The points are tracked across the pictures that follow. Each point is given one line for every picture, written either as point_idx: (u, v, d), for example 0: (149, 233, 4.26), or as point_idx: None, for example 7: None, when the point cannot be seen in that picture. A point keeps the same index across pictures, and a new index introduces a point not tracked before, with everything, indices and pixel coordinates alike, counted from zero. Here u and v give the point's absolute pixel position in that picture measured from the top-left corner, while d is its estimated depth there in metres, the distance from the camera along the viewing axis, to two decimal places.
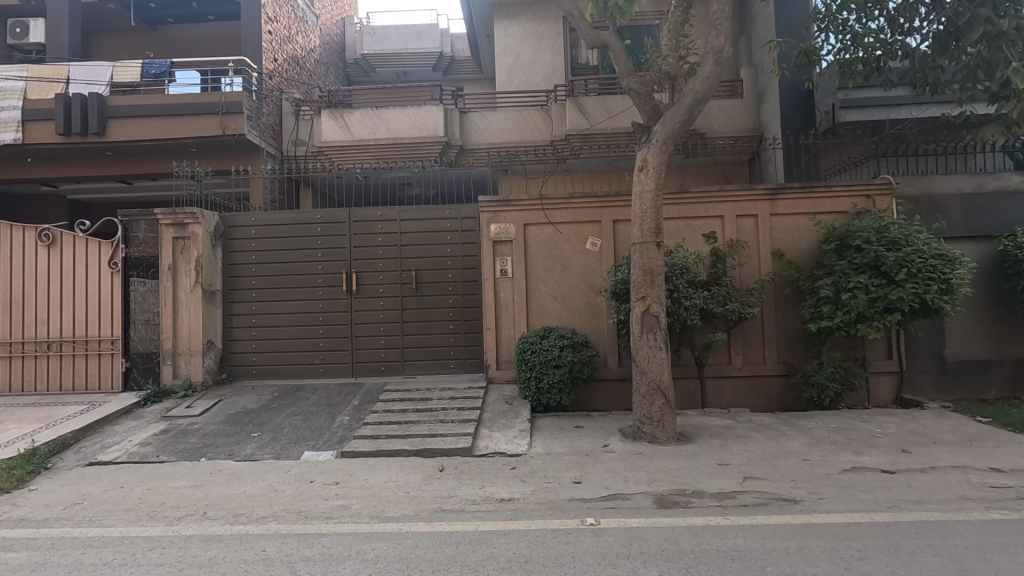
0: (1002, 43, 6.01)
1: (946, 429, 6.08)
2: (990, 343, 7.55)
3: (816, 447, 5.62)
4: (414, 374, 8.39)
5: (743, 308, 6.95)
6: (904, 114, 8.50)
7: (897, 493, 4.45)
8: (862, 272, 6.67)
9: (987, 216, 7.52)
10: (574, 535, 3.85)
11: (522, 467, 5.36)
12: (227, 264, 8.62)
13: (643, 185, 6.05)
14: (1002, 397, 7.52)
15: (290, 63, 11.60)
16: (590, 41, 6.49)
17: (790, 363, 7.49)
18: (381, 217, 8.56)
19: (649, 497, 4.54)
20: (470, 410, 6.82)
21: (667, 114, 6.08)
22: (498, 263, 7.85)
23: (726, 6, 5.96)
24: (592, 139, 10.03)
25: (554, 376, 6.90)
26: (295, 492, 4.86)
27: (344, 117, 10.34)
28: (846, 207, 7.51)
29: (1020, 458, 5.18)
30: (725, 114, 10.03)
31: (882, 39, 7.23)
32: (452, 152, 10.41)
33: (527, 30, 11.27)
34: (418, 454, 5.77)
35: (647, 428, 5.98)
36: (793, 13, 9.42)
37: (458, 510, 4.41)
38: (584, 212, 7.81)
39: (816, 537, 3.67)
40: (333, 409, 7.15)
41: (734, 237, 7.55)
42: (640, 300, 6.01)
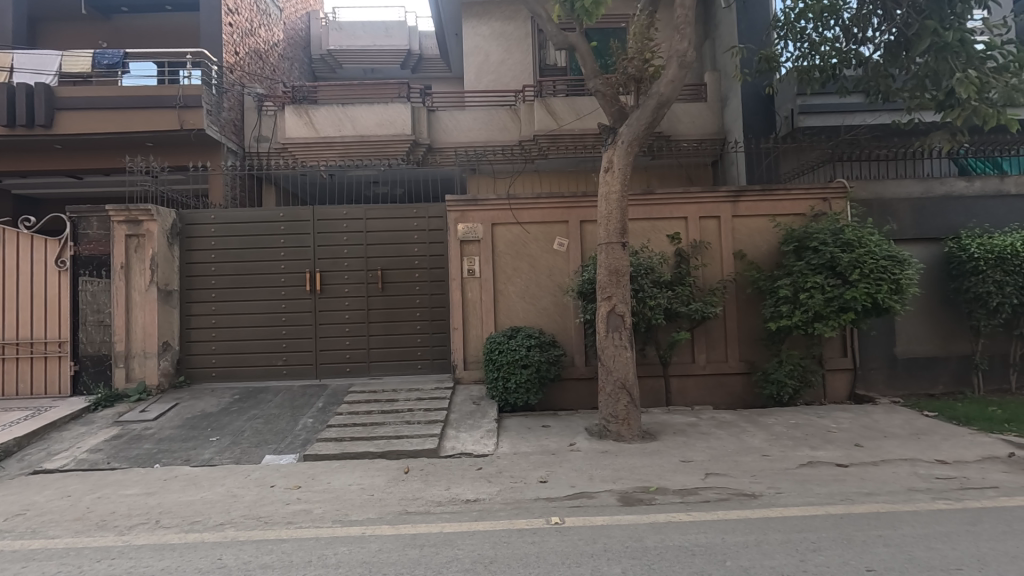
0: (948, 54, 6.27)
1: (897, 424, 6.34)
2: (938, 341, 7.90)
3: (775, 443, 5.78)
4: (381, 375, 8.28)
5: (706, 307, 7.08)
6: (858, 120, 8.84)
7: (850, 486, 4.62)
8: (819, 272, 6.89)
9: (935, 219, 7.87)
10: (539, 534, 3.85)
11: (489, 467, 5.34)
12: (185, 264, 8.33)
13: (609, 186, 6.12)
14: (949, 392, 7.86)
15: (252, 56, 11.28)
16: (557, 43, 6.51)
17: (752, 361, 7.68)
18: (346, 215, 8.42)
19: (614, 495, 4.58)
20: (437, 411, 6.77)
21: (632, 117, 6.15)
22: (465, 263, 7.81)
23: (689, 10, 6.06)
24: (560, 140, 10.08)
25: (522, 376, 6.91)
26: (255, 497, 4.73)
27: (309, 113, 10.12)
28: (803, 209, 7.75)
29: (964, 450, 5.43)
30: (689, 117, 10.22)
31: (837, 48, 7.51)
32: (420, 151, 10.33)
33: (496, 29, 11.26)
34: (383, 456, 5.69)
35: (612, 426, 6.05)
36: (755, 20, 9.68)
37: (423, 512, 4.36)
38: (551, 212, 7.85)
39: (774, 530, 3.77)
40: (296, 412, 6.99)
41: (698, 238, 7.70)
42: (605, 300, 6.07)
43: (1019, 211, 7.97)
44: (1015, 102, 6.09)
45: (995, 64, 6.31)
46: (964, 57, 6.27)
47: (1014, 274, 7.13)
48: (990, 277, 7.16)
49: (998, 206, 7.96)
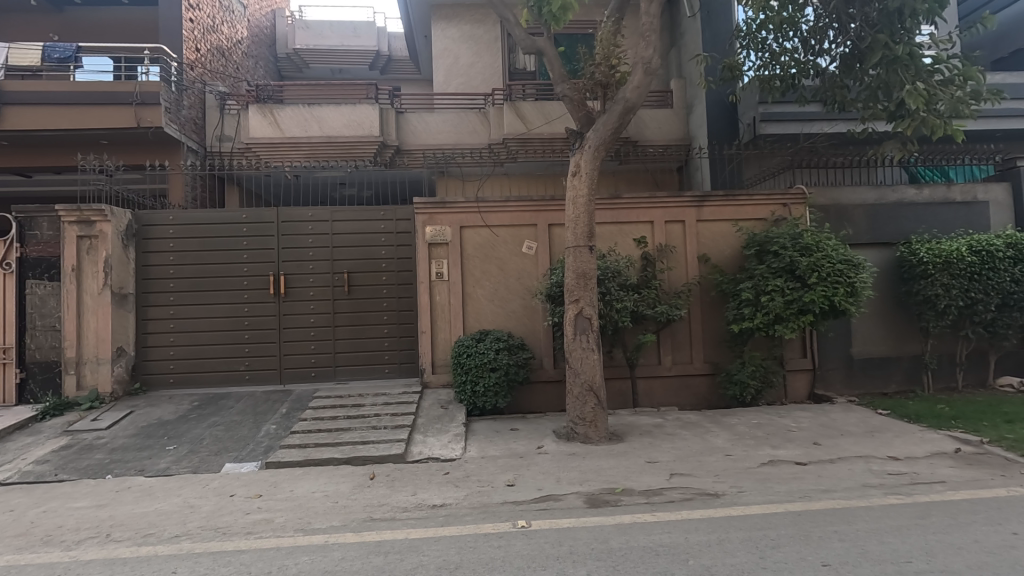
0: (898, 66, 6.55)
1: (853, 422, 6.56)
2: (891, 341, 8.21)
3: (738, 442, 5.90)
4: (347, 380, 8.14)
5: (671, 310, 7.19)
6: (816, 128, 9.16)
7: (809, 484, 4.75)
8: (779, 276, 7.09)
9: (888, 225, 8.19)
10: (505, 538, 3.84)
11: (456, 472, 5.30)
12: (141, 266, 8.04)
13: (577, 190, 6.17)
14: (902, 391, 8.17)
15: (214, 53, 10.97)
16: (525, 47, 6.52)
17: (716, 362, 7.84)
18: (311, 217, 8.26)
19: (580, 497, 4.61)
20: (405, 416, 6.70)
21: (599, 122, 6.22)
22: (433, 266, 7.76)
23: (654, 18, 6.15)
24: (529, 143, 10.16)
25: (490, 379, 6.89)
26: (213, 507, 4.58)
27: (274, 113, 9.92)
28: (765, 214, 7.97)
29: (914, 446, 5.66)
30: (656, 123, 10.40)
31: (796, 59, 7.78)
32: (389, 153, 10.22)
33: (465, 32, 11.25)
34: (348, 463, 5.59)
35: (580, 428, 6.08)
36: (718, 29, 9.93)
37: (388, 518, 4.30)
38: (519, 216, 7.87)
39: (735, 529, 3.85)
40: (259, 419, 6.81)
41: (664, 242, 7.83)
42: (573, 303, 6.12)
43: (964, 218, 8.36)
44: (960, 114, 6.37)
45: (941, 77, 6.60)
46: (913, 70, 6.54)
47: (960, 277, 7.47)
48: (939, 280, 7.49)
49: (946, 213, 8.33)
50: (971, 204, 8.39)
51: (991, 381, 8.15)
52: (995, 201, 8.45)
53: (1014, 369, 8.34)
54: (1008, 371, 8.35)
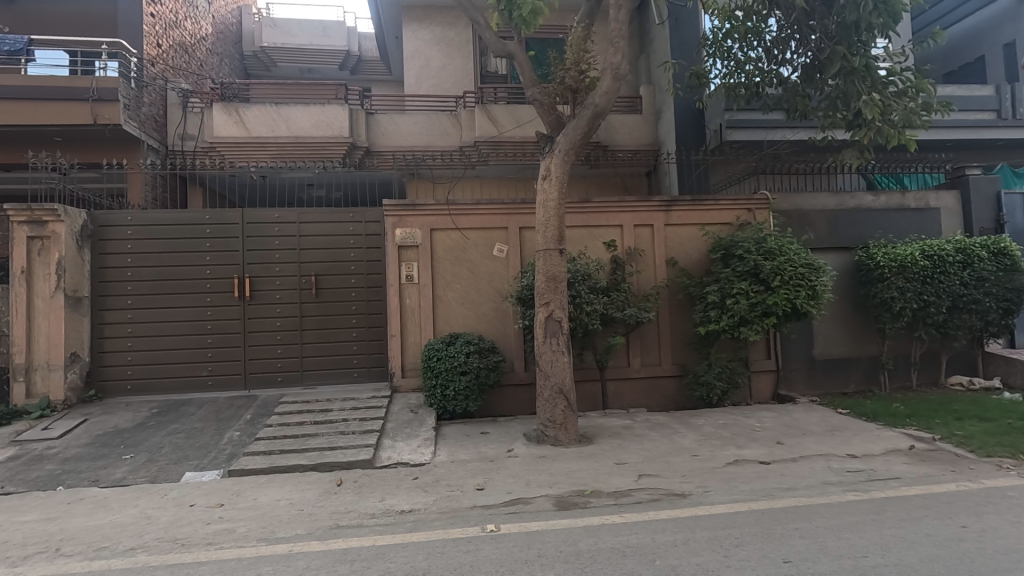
0: (855, 78, 6.77)
1: (814, 421, 6.75)
2: (850, 342, 8.49)
3: (704, 443, 6.01)
4: (315, 384, 7.99)
5: (640, 312, 7.28)
6: (779, 136, 9.45)
7: (772, 482, 4.87)
8: (744, 279, 7.25)
9: (848, 229, 8.46)
10: (474, 543, 3.82)
11: (426, 476, 5.25)
12: (97, 268, 7.73)
13: (547, 194, 6.20)
14: (860, 391, 8.45)
15: (177, 50, 10.66)
16: (495, 50, 6.51)
17: (684, 364, 7.97)
18: (278, 218, 8.09)
19: (550, 500, 4.62)
20: (373, 420, 6.61)
21: (569, 126, 6.27)
22: (403, 269, 7.68)
23: (622, 25, 6.22)
24: (500, 146, 10.18)
25: (460, 383, 6.87)
26: (172, 518, 4.43)
27: (239, 111, 9.70)
28: (730, 219, 8.15)
29: (872, 444, 5.85)
30: (626, 128, 10.54)
31: (760, 68, 8.03)
32: (358, 154, 10.10)
33: (436, 34, 11.22)
34: (315, 469, 5.48)
35: (550, 431, 6.10)
36: (686, 37, 10.15)
37: (355, 525, 4.23)
38: (490, 219, 7.86)
39: (701, 528, 3.91)
40: (222, 425, 6.63)
41: (633, 245, 7.94)
42: (544, 306, 6.14)
43: (918, 224, 8.71)
44: (912, 125, 6.66)
45: (896, 88, 6.85)
46: (870, 82, 6.78)
47: (914, 280, 7.77)
48: (894, 283, 7.79)
49: (901, 219, 8.66)
50: (924, 210, 8.75)
51: (943, 380, 8.49)
52: (946, 208, 8.84)
53: (964, 368, 8.71)
54: (959, 370, 8.72)
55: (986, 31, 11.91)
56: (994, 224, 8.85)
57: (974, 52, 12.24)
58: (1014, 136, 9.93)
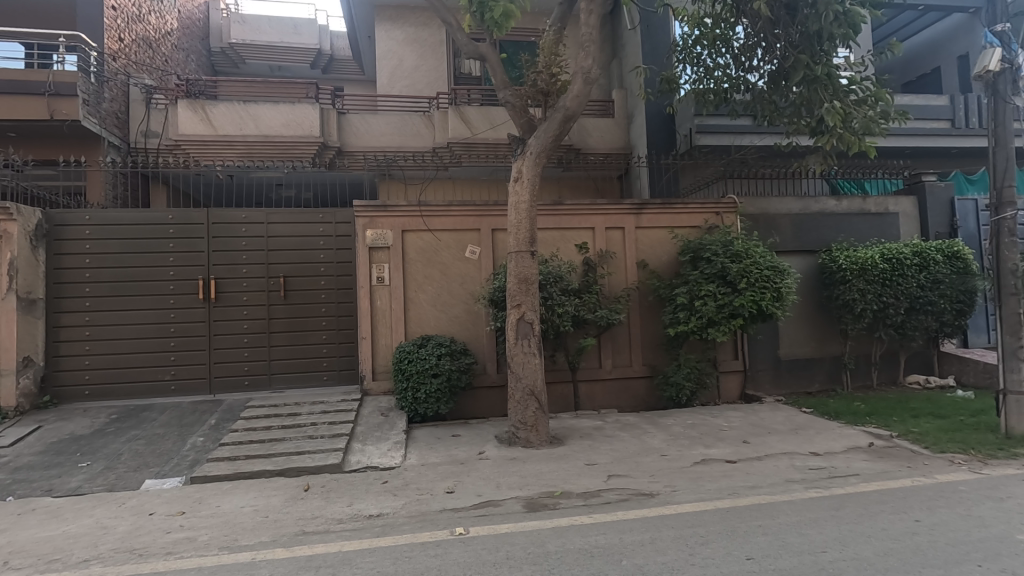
0: (818, 86, 6.93)
1: (779, 420, 6.91)
2: (814, 343, 8.72)
3: (673, 443, 6.09)
4: (283, 388, 7.85)
5: (611, 314, 7.35)
6: (746, 141, 9.67)
7: (737, 481, 4.96)
8: (712, 281, 7.38)
9: (812, 233, 8.69)
10: (442, 546, 3.79)
11: (395, 480, 5.20)
12: (53, 269, 7.44)
13: (519, 196, 6.22)
14: (824, 390, 8.68)
15: (140, 44, 10.35)
16: (467, 52, 6.50)
17: (654, 365, 8.08)
18: (245, 219, 7.93)
19: (519, 502, 4.62)
20: (343, 424, 6.51)
21: (540, 129, 6.29)
22: (374, 271, 7.59)
23: (593, 29, 6.27)
24: (474, 148, 10.17)
25: (431, 386, 6.83)
26: (129, 527, 4.28)
27: (206, 109, 9.49)
28: (699, 222, 8.30)
29: (833, 442, 6.02)
30: (598, 131, 10.65)
31: (728, 74, 8.26)
32: (329, 154, 9.96)
33: (410, 34, 11.16)
34: (282, 474, 5.37)
35: (521, 433, 6.11)
36: (657, 43, 10.34)
37: (321, 531, 4.16)
38: (462, 221, 7.84)
39: (668, 527, 3.96)
40: (185, 431, 6.45)
41: (604, 247, 8.01)
42: (515, 308, 6.14)
43: (878, 228, 9.00)
44: (871, 131, 6.91)
45: (856, 96, 7.05)
46: (831, 90, 6.94)
47: (873, 283, 8.04)
48: (855, 285, 8.04)
49: (862, 223, 8.94)
50: (883, 215, 9.04)
51: (902, 379, 8.78)
52: (904, 213, 9.15)
53: (921, 367, 9.02)
54: (916, 370, 9.02)
55: (942, 42, 12.40)
56: (948, 229, 9.23)
57: (930, 62, 12.72)
58: (967, 144, 10.35)
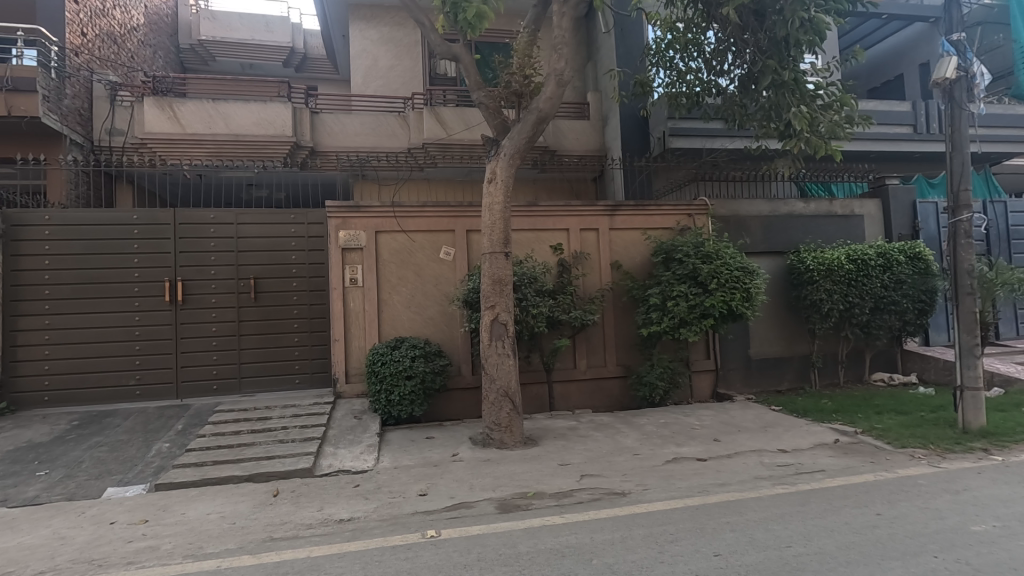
0: (786, 91, 7.09)
1: (750, 418, 7.04)
2: (784, 343, 8.90)
3: (646, 442, 6.16)
4: (253, 392, 7.72)
5: (585, 315, 7.40)
6: (717, 144, 9.83)
7: (707, 478, 5.04)
8: (683, 282, 7.49)
9: (781, 235, 8.88)
10: (413, 549, 3.77)
11: (367, 484, 5.14)
12: (10, 272, 7.16)
13: (493, 197, 6.22)
14: (793, 388, 8.87)
15: (104, 39, 10.02)
16: (440, 52, 6.48)
17: (628, 365, 8.16)
18: (214, 219, 7.76)
19: (492, 503, 4.61)
20: (314, 428, 6.42)
21: (514, 130, 6.30)
22: (347, 272, 7.50)
23: (565, 32, 6.28)
24: (449, 149, 10.13)
25: (405, 388, 6.78)
26: (89, 537, 4.15)
27: (173, 106, 9.28)
28: (671, 224, 8.41)
29: (800, 439, 6.16)
30: (574, 133, 10.70)
31: (700, 78, 8.40)
32: (302, 154, 9.82)
33: (384, 34, 11.08)
34: (250, 480, 5.26)
35: (495, 434, 6.10)
36: (631, 46, 10.46)
37: (290, 537, 4.09)
38: (436, 221, 7.81)
39: (638, 526, 4.00)
40: (150, 437, 6.28)
41: (578, 249, 8.06)
42: (489, 309, 6.14)
43: (844, 230, 9.24)
44: (837, 136, 7.08)
45: (822, 101, 7.22)
46: (798, 95, 7.11)
47: (840, 283, 8.26)
48: (822, 286, 8.24)
49: (829, 225, 9.16)
50: (849, 217, 9.28)
51: (867, 377, 9.03)
52: (869, 215, 9.41)
53: (885, 365, 9.29)
54: (881, 367, 9.28)
55: (904, 50, 12.79)
56: (910, 231, 9.53)
57: (894, 69, 13.12)
58: (928, 149, 10.69)
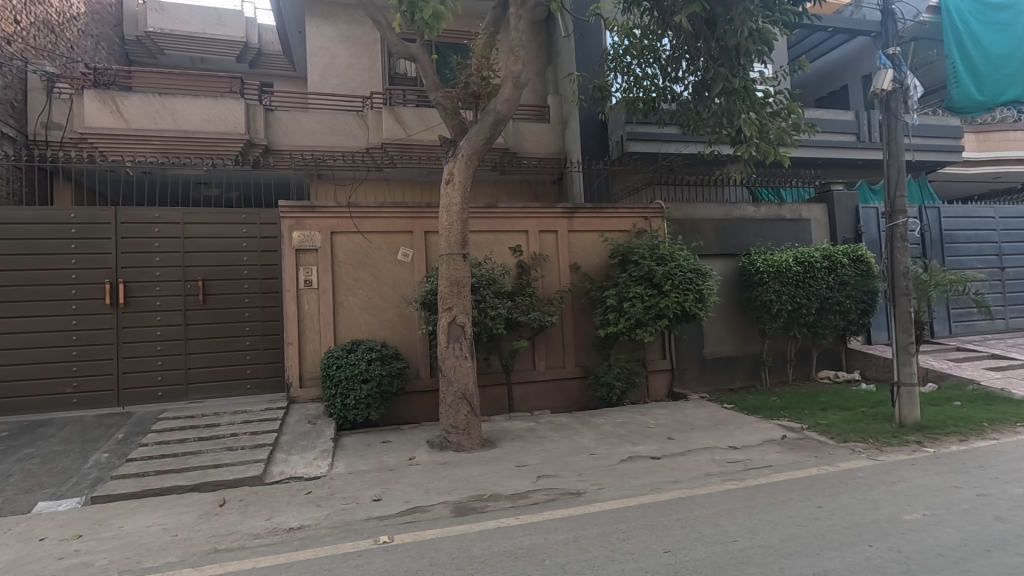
0: (737, 98, 7.31)
1: (703, 416, 7.22)
2: (736, 342, 9.18)
3: (602, 442, 6.23)
4: (202, 398, 7.44)
5: (544, 316, 7.44)
6: (673, 149, 10.07)
7: (660, 476, 5.13)
8: (639, 283, 7.63)
9: (734, 238, 9.15)
10: (364, 556, 3.70)
11: (320, 490, 5.02)
12: None
13: (450, 198, 6.18)
14: (745, 386, 9.14)
15: (41, 27, 9.37)
16: (397, 52, 6.39)
17: (586, 366, 8.24)
18: (159, 218, 7.45)
19: (447, 506, 4.58)
20: (266, 434, 6.23)
21: (471, 132, 6.28)
22: (301, 273, 7.31)
23: (522, 35, 6.29)
24: (408, 149, 10.03)
25: (361, 392, 6.66)
26: (15, 555, 3.91)
27: (117, 101, 8.85)
28: (628, 226, 8.56)
29: (750, 435, 6.36)
30: (534, 136, 10.73)
31: (656, 84, 8.57)
32: (255, 152, 9.56)
33: (343, 32, 10.89)
34: (196, 490, 5.06)
35: (452, 437, 6.06)
36: (590, 51, 10.61)
37: (235, 548, 3.95)
38: (394, 222, 7.70)
39: (592, 524, 4.04)
40: (87, 447, 5.96)
41: (538, 251, 8.10)
42: (446, 311, 6.10)
43: (793, 233, 9.60)
44: (784, 142, 7.34)
45: (771, 109, 7.47)
46: (748, 102, 7.35)
47: (788, 284, 8.57)
48: (772, 287, 8.53)
49: (778, 229, 9.50)
50: (797, 221, 9.65)
51: (814, 374, 9.40)
52: (815, 219, 9.81)
53: (831, 364, 9.69)
54: (827, 366, 9.67)
55: (849, 62, 13.42)
56: (853, 234, 9.98)
57: (839, 80, 13.72)
58: (869, 157, 11.24)
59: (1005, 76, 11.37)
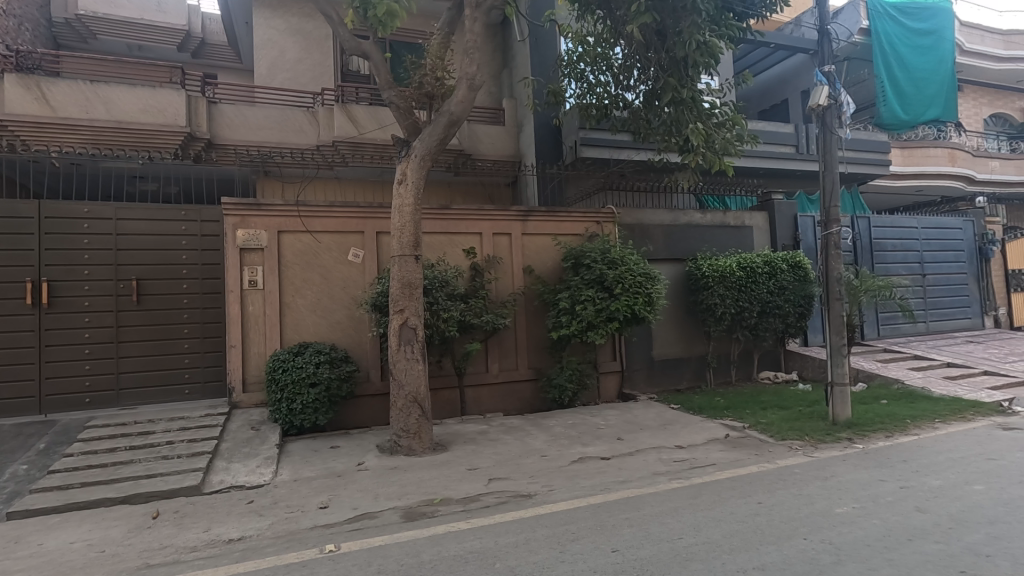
0: (685, 108, 7.54)
1: (651, 417, 7.40)
2: (683, 344, 9.46)
3: (553, 443, 6.28)
4: (135, 405, 7.03)
5: (497, 318, 7.44)
6: (624, 155, 10.29)
7: (609, 476, 5.22)
8: (591, 286, 7.75)
9: (682, 243, 9.44)
10: (308, 566, 3.58)
11: (262, 499, 4.83)
12: None
13: (402, 199, 6.09)
14: (691, 386, 9.44)
15: None
16: (349, 47, 6.24)
17: (539, 368, 8.30)
18: (88, 213, 6.99)
19: (397, 512, 4.50)
20: (205, 441, 5.94)
21: (425, 131, 6.22)
22: (246, 273, 7.03)
23: (477, 37, 6.28)
24: (360, 148, 9.83)
25: (309, 396, 6.46)
26: None
27: (42, 86, 8.25)
28: (580, 230, 8.68)
29: (695, 435, 6.56)
30: (489, 138, 10.71)
31: (609, 91, 8.76)
32: (197, 147, 9.16)
33: (292, 25, 10.56)
34: (126, 502, 4.77)
35: (403, 441, 5.96)
36: (545, 56, 10.72)
37: (169, 562, 3.74)
38: (344, 222, 7.53)
39: (542, 526, 4.06)
40: (3, 459, 5.51)
41: (491, 253, 8.10)
42: (397, 313, 6.00)
43: (736, 239, 9.98)
44: (729, 152, 7.63)
45: (716, 119, 7.75)
46: (696, 112, 7.61)
47: (732, 289, 8.91)
48: (717, 291, 8.85)
49: (723, 235, 9.85)
50: (740, 228, 10.05)
51: (755, 375, 9.81)
52: (757, 227, 10.24)
53: (771, 364, 10.14)
54: (767, 366, 10.12)
55: (789, 77, 14.12)
56: (792, 242, 10.49)
57: (780, 93, 14.41)
58: (807, 168, 11.83)
59: (927, 96, 12.32)
